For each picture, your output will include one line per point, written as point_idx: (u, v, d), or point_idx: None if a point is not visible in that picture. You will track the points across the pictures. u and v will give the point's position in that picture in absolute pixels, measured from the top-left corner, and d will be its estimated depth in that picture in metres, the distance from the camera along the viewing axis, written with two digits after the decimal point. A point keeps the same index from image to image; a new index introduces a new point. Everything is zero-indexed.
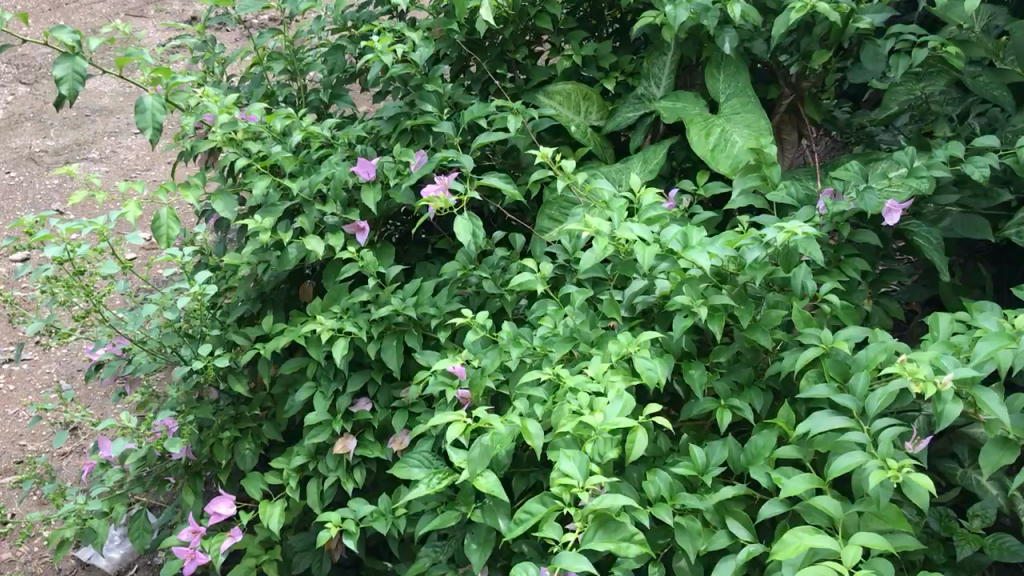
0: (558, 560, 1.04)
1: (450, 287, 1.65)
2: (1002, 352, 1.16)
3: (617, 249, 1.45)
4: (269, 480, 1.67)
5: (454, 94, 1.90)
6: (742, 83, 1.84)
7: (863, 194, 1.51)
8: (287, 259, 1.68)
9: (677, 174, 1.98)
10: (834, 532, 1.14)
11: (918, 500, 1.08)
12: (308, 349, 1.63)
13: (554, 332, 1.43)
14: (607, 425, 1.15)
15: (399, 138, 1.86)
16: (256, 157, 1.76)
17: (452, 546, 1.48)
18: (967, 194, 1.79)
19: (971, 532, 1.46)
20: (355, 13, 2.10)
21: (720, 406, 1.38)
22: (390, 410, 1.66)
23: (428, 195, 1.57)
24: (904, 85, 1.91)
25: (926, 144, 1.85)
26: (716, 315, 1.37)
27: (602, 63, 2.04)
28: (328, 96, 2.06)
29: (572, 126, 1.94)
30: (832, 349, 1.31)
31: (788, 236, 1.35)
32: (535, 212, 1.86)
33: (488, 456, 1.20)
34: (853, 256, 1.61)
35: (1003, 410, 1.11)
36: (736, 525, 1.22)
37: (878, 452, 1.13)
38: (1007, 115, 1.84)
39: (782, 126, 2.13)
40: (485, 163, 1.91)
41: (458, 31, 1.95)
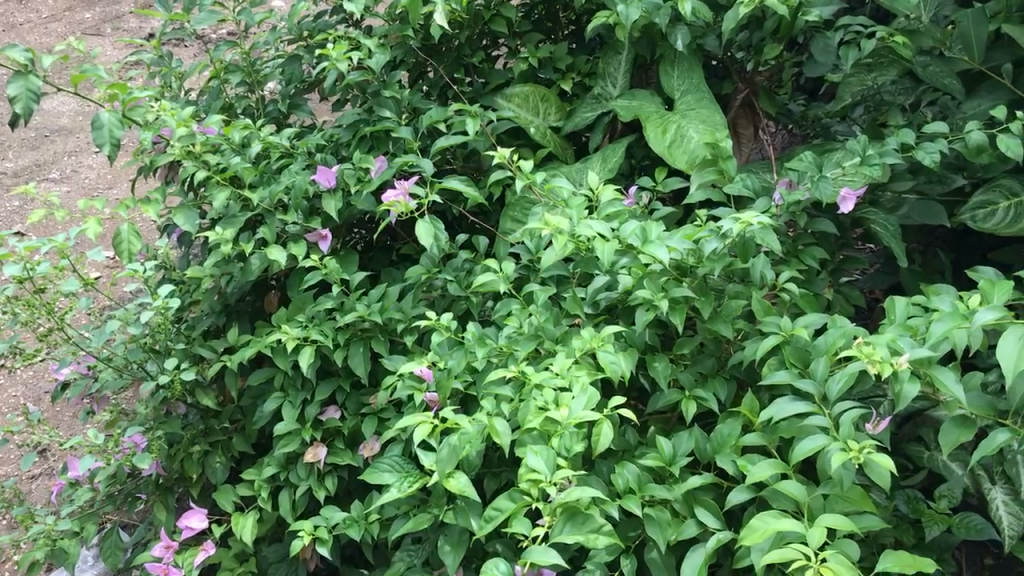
0: (528, 555, 1.06)
1: (415, 290, 1.66)
2: (956, 332, 1.19)
3: (578, 247, 1.46)
4: (241, 492, 1.67)
5: (413, 100, 1.91)
6: (696, 79, 1.87)
7: (817, 182, 1.53)
8: (249, 270, 1.68)
9: (636, 171, 2.00)
10: (801, 516, 1.16)
11: (880, 480, 1.10)
12: (274, 359, 1.63)
13: (518, 331, 1.44)
14: (574, 419, 1.17)
15: (360, 146, 1.86)
16: (215, 169, 1.75)
17: (427, 549, 1.48)
18: (922, 180, 1.84)
19: (939, 512, 1.51)
20: (312, 23, 2.11)
21: (686, 397, 1.39)
22: (360, 417, 1.66)
23: (388, 200, 1.57)
24: (856, 76, 1.95)
25: (879, 133, 1.88)
26: (678, 307, 1.39)
27: (559, 64, 2.06)
28: (287, 106, 2.07)
29: (530, 128, 1.97)
30: (793, 337, 1.32)
31: (744, 227, 1.38)
32: (498, 215, 1.88)
33: (456, 456, 1.21)
34: (812, 246, 1.64)
35: (960, 389, 1.13)
36: (704, 514, 1.23)
37: (840, 435, 1.15)
38: (958, 103, 1.87)
39: (738, 121, 2.14)
40: (446, 168, 1.90)
41: (414, 37, 1.95)
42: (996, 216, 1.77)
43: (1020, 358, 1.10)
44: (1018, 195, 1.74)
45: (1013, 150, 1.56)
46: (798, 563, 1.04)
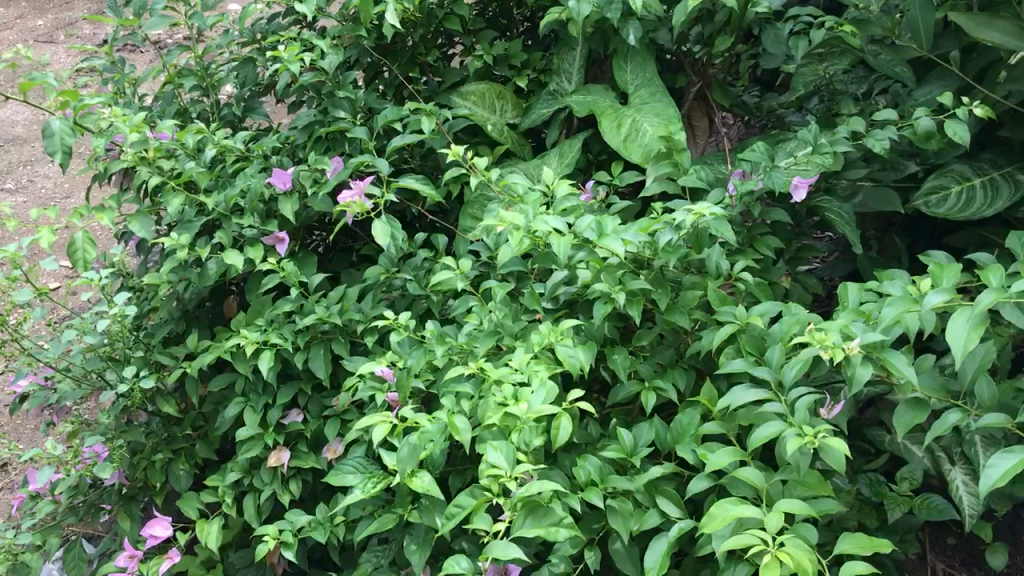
0: (489, 550, 1.06)
1: (375, 291, 1.66)
2: (906, 316, 1.20)
3: (535, 243, 1.46)
4: (205, 499, 1.66)
5: (368, 100, 1.91)
6: (649, 73, 1.88)
7: (769, 172, 1.55)
8: (207, 275, 1.67)
9: (594, 165, 2.01)
10: (760, 502, 1.17)
11: (836, 464, 1.11)
12: (235, 364, 1.62)
13: (478, 328, 1.44)
14: (533, 414, 1.17)
15: (315, 147, 1.85)
16: (169, 174, 1.74)
17: (393, 549, 1.49)
18: (875, 168, 1.86)
19: (901, 495, 1.59)
20: (265, 26, 2.11)
21: (646, 388, 1.40)
22: (322, 419, 1.66)
23: (344, 201, 1.56)
24: (808, 66, 1.98)
25: (831, 122, 1.90)
26: (635, 299, 1.40)
27: (514, 61, 2.07)
28: (243, 110, 2.08)
29: (488, 125, 1.96)
30: (748, 325, 1.34)
31: (697, 218, 1.39)
32: (457, 213, 1.88)
33: (417, 455, 1.21)
34: (766, 235, 1.65)
35: (912, 372, 1.14)
36: (666, 504, 1.24)
37: (796, 420, 1.16)
38: (908, 90, 1.90)
39: (692, 113, 2.16)
40: (403, 167, 1.90)
41: (367, 37, 1.94)
42: (948, 201, 1.80)
43: (970, 339, 1.11)
44: (968, 179, 1.80)
45: (960, 136, 1.58)
46: (756, 549, 1.05)
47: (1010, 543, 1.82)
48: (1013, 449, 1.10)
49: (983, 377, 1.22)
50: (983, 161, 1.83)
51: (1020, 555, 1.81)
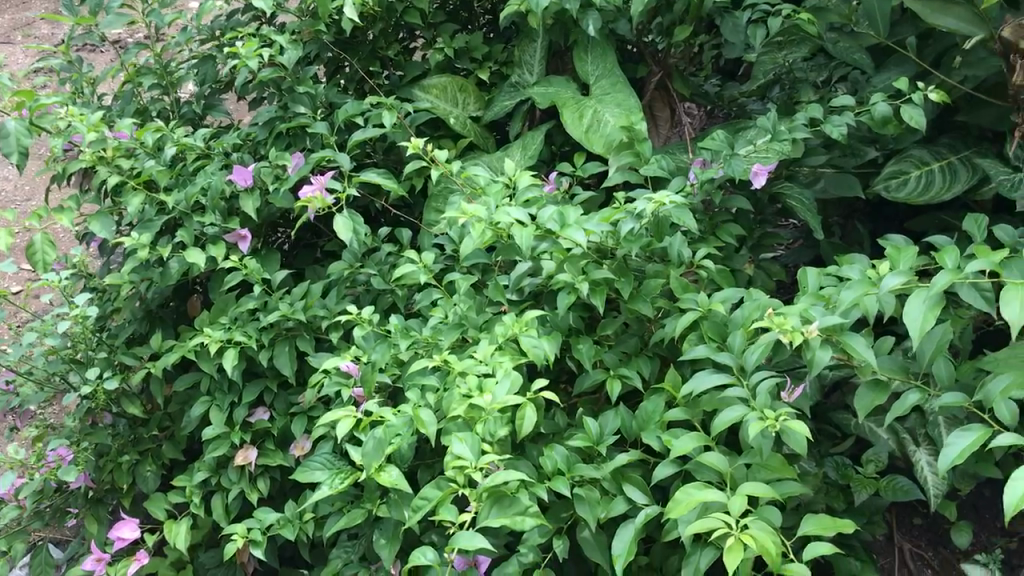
0: (455, 541, 1.07)
1: (339, 286, 1.65)
2: (865, 299, 1.22)
3: (498, 235, 1.46)
4: (173, 500, 1.65)
5: (329, 96, 1.90)
6: (610, 63, 1.89)
7: (730, 160, 1.56)
8: (168, 275, 1.66)
9: (557, 157, 2.01)
10: (724, 486, 1.18)
11: (797, 446, 1.13)
12: (199, 363, 1.61)
13: (443, 321, 1.45)
14: (497, 404, 1.17)
15: (277, 143, 1.85)
16: (128, 173, 1.72)
17: (363, 544, 1.48)
18: (836, 154, 1.89)
19: (868, 477, 1.61)
20: (224, 22, 2.09)
21: (610, 376, 1.41)
22: (289, 417, 1.65)
23: (305, 196, 1.55)
24: (768, 55, 2.00)
25: (791, 109, 1.91)
26: (599, 289, 1.40)
27: (475, 53, 2.06)
28: (203, 107, 2.06)
29: (451, 117, 1.96)
30: (711, 312, 1.35)
31: (658, 207, 1.40)
32: (422, 207, 1.88)
33: (382, 449, 1.21)
34: (728, 223, 1.67)
35: (871, 354, 1.16)
36: (633, 491, 1.24)
37: (758, 404, 1.17)
38: (867, 77, 1.92)
39: (654, 103, 2.17)
40: (366, 161, 1.89)
41: (326, 32, 1.93)
42: (908, 185, 1.81)
43: (926, 321, 1.13)
44: (927, 164, 1.83)
45: (916, 120, 1.60)
46: (719, 532, 1.06)
47: (974, 522, 1.85)
48: (970, 427, 1.12)
49: (941, 357, 1.24)
50: (941, 146, 1.86)
51: (984, 534, 1.83)
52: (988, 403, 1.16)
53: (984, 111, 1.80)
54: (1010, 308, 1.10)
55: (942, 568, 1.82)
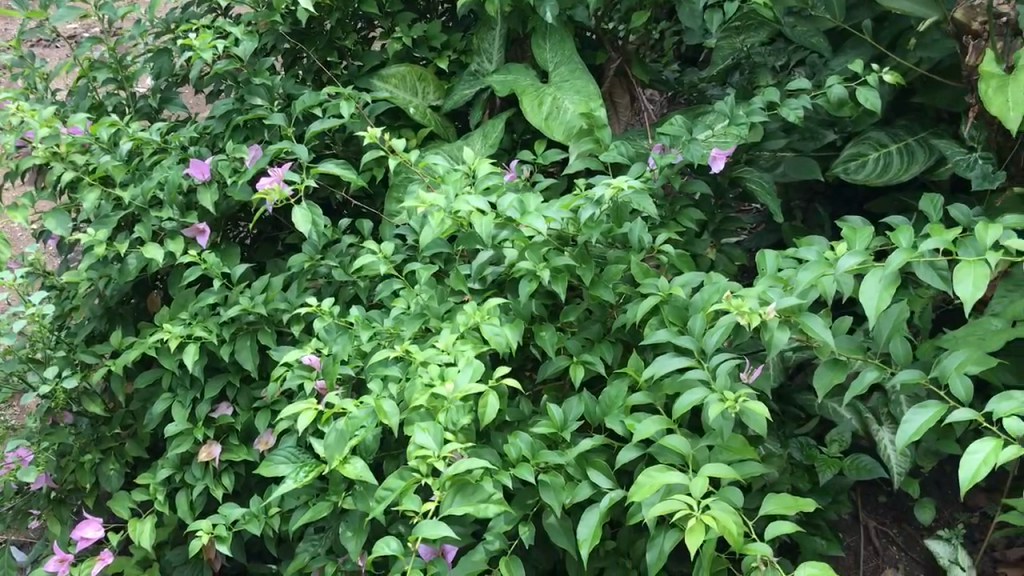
0: (418, 530, 1.07)
1: (300, 279, 1.64)
2: (822, 280, 1.23)
3: (458, 224, 1.46)
4: (136, 498, 1.63)
5: (286, 87, 1.89)
6: (568, 50, 1.89)
7: (688, 145, 1.57)
8: (127, 271, 1.64)
9: (518, 145, 2.01)
10: (687, 468, 1.19)
11: (757, 426, 1.13)
12: (160, 359, 1.59)
13: (405, 311, 1.44)
14: (459, 393, 1.17)
15: (234, 137, 1.83)
16: (84, 169, 1.69)
17: (329, 537, 1.48)
18: (795, 138, 1.90)
19: (832, 457, 1.64)
20: (179, 15, 2.06)
21: (574, 362, 1.41)
22: (253, 411, 1.64)
23: (263, 188, 1.54)
24: (726, 41, 2.02)
25: (749, 93, 1.93)
26: (560, 275, 1.40)
27: (434, 43, 2.05)
28: (159, 101, 2.03)
29: (410, 107, 1.96)
30: (671, 296, 1.35)
31: (617, 192, 1.40)
32: (383, 197, 1.87)
33: (344, 441, 1.21)
34: (688, 208, 1.68)
35: (828, 334, 1.17)
36: (596, 475, 1.25)
37: (718, 386, 1.18)
38: (825, 61, 1.93)
39: (613, 90, 2.17)
40: (326, 153, 1.88)
41: (282, 23, 1.92)
42: (867, 167, 1.83)
43: (882, 300, 1.14)
44: (885, 146, 1.85)
45: (871, 102, 1.61)
46: (681, 513, 1.06)
47: (937, 498, 1.87)
48: (926, 404, 1.13)
49: (898, 336, 1.25)
50: (898, 127, 1.88)
51: (947, 509, 1.85)
52: (944, 378, 1.17)
53: (939, 91, 1.82)
54: (963, 285, 1.12)
55: (907, 545, 1.84)
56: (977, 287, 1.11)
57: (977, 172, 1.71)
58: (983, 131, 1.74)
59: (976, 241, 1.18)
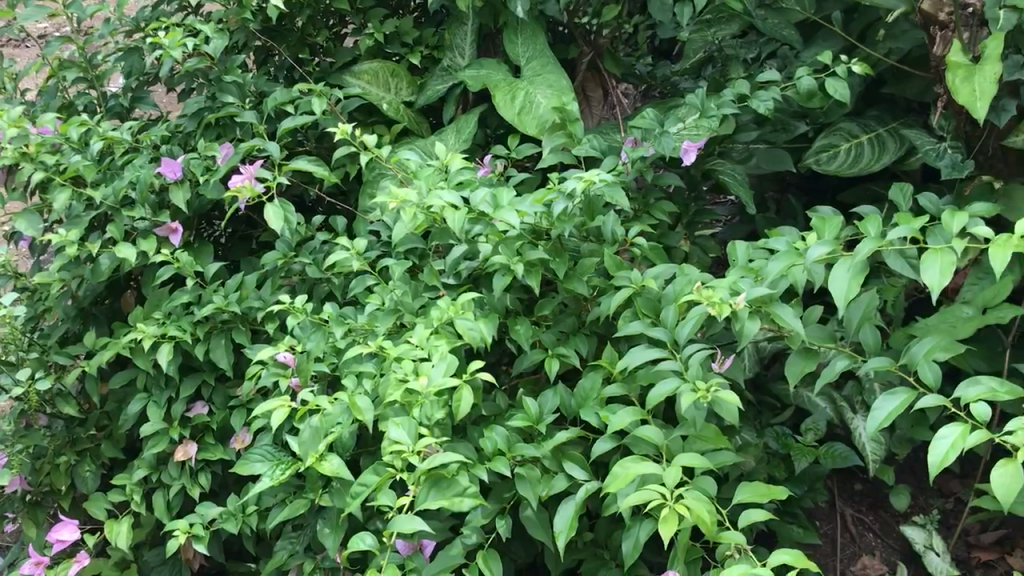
0: (394, 525, 1.07)
1: (273, 277, 1.64)
2: (792, 270, 1.24)
3: (431, 219, 1.46)
4: (113, 499, 1.62)
5: (258, 84, 1.88)
6: (540, 44, 1.90)
7: (660, 137, 1.58)
8: (99, 271, 1.63)
9: (492, 140, 2.01)
10: (661, 459, 1.20)
11: (729, 415, 1.14)
12: (134, 359, 1.58)
13: (379, 307, 1.44)
14: (433, 387, 1.17)
15: (206, 135, 1.82)
16: (54, 169, 1.68)
17: (307, 534, 1.48)
18: (767, 130, 1.92)
19: (807, 446, 1.65)
20: (148, 13, 2.05)
21: (548, 355, 1.42)
22: (228, 410, 1.64)
23: (234, 186, 1.53)
24: (697, 33, 2.01)
25: (721, 85, 1.94)
26: (534, 269, 1.41)
27: (406, 38, 2.05)
28: (130, 100, 2.02)
29: (383, 103, 1.96)
30: (644, 288, 1.36)
31: (589, 186, 1.41)
32: (357, 194, 1.87)
33: (318, 437, 1.22)
34: (661, 200, 1.69)
35: (799, 323, 1.18)
36: (572, 467, 1.25)
37: (690, 376, 1.19)
38: (796, 53, 1.94)
39: (586, 84, 2.17)
40: (299, 150, 1.88)
41: (253, 20, 1.92)
42: (838, 158, 1.85)
43: (850, 289, 1.15)
44: (856, 137, 1.86)
45: (840, 93, 1.62)
46: (655, 503, 1.07)
47: (912, 485, 1.89)
48: (896, 390, 1.14)
49: (868, 324, 1.26)
50: (869, 118, 1.90)
51: (921, 496, 1.88)
52: (913, 365, 1.19)
53: (908, 83, 1.83)
54: (930, 273, 1.13)
55: (882, 532, 1.86)
56: (943, 274, 1.11)
57: (947, 162, 1.72)
58: (953, 120, 1.73)
59: (943, 230, 1.19)
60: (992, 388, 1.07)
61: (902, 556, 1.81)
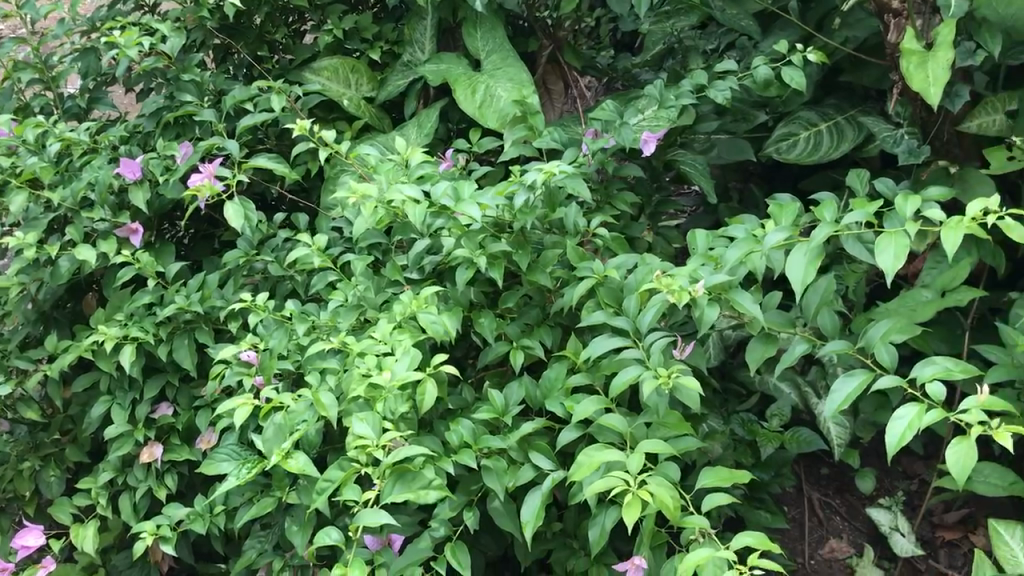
0: (359, 520, 1.07)
1: (235, 276, 1.63)
2: (751, 256, 1.25)
3: (393, 214, 1.46)
4: (78, 503, 1.61)
5: (217, 83, 1.87)
6: (499, 37, 1.91)
7: (620, 128, 1.59)
8: (59, 274, 1.62)
9: (454, 134, 2.01)
10: (626, 446, 1.20)
11: (690, 401, 1.15)
12: (97, 361, 1.57)
13: (342, 303, 1.44)
14: (397, 381, 1.17)
15: (165, 134, 1.81)
16: (10, 172, 1.67)
17: (275, 533, 1.48)
18: (728, 120, 1.93)
19: (772, 431, 1.67)
20: (104, 13, 2.03)
21: (513, 347, 1.43)
22: (194, 410, 1.63)
23: (193, 185, 1.52)
24: (657, 25, 2.06)
25: (681, 76, 1.95)
26: (497, 262, 1.41)
27: (365, 34, 2.05)
28: (87, 101, 2.00)
29: (343, 99, 1.95)
30: (606, 278, 1.37)
31: (549, 177, 1.41)
32: (319, 191, 1.87)
33: (283, 434, 1.22)
34: (622, 191, 1.70)
35: (758, 308, 1.19)
36: (539, 458, 1.26)
37: (652, 364, 1.20)
38: (755, 42, 1.95)
39: (547, 77, 2.19)
40: (259, 148, 1.87)
41: (210, 18, 1.91)
42: (798, 147, 1.87)
43: (807, 274, 1.16)
44: (815, 125, 1.88)
45: (796, 82, 1.64)
46: (619, 490, 1.08)
47: (877, 468, 1.91)
48: (853, 372, 1.16)
49: (826, 309, 1.28)
50: (827, 106, 1.92)
51: (887, 478, 1.90)
52: (871, 348, 1.20)
53: (866, 70, 1.86)
54: (885, 256, 1.14)
55: (849, 515, 1.88)
56: (897, 258, 1.13)
57: (904, 148, 1.75)
58: (909, 106, 1.75)
59: (898, 214, 1.21)
60: (947, 367, 1.09)
61: (868, 538, 1.83)
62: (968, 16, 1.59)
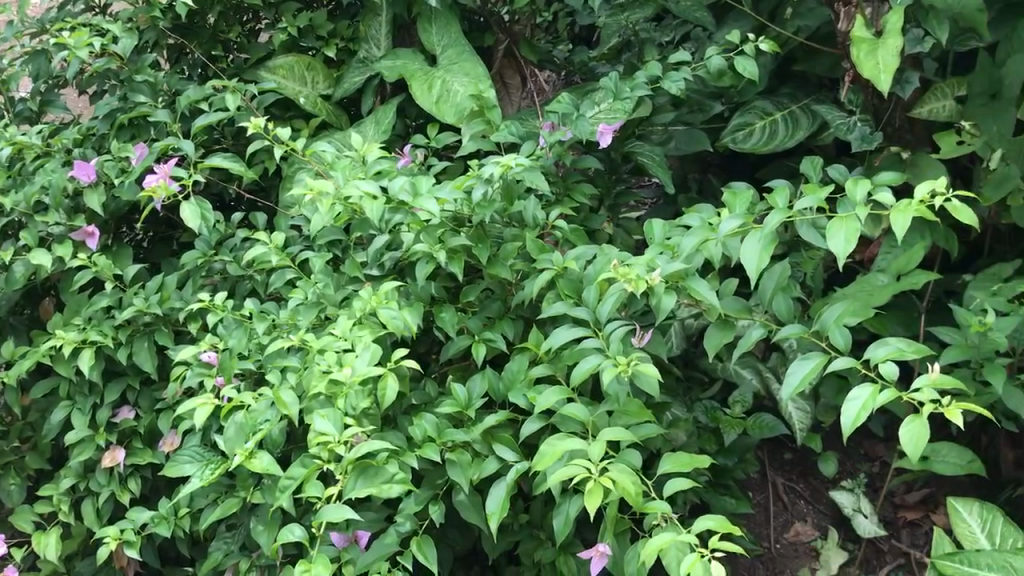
0: (322, 516, 1.07)
1: (194, 277, 1.62)
2: (707, 245, 1.27)
3: (351, 210, 1.46)
4: (38, 510, 1.61)
5: (171, 83, 1.86)
6: (455, 33, 1.91)
7: (576, 121, 1.60)
8: (14, 279, 1.61)
9: (412, 130, 2.01)
10: (588, 435, 1.21)
11: (650, 388, 1.16)
12: (56, 367, 1.56)
13: (302, 301, 1.44)
14: (357, 377, 1.17)
15: (120, 136, 1.79)
16: None
17: (241, 533, 1.47)
18: (684, 111, 1.95)
19: (735, 418, 1.70)
20: (54, 14, 2.01)
21: (475, 341, 1.43)
22: (155, 413, 1.62)
23: (148, 187, 1.51)
24: (613, 18, 2.04)
25: (636, 68, 1.96)
26: (456, 256, 1.41)
27: (320, 31, 2.04)
28: (39, 104, 1.98)
29: (299, 97, 1.95)
30: (565, 269, 1.38)
31: (505, 170, 1.42)
32: (277, 190, 1.87)
33: (245, 434, 1.22)
34: (580, 183, 1.71)
35: (714, 295, 1.21)
36: (502, 449, 1.26)
37: (612, 353, 1.21)
38: (709, 33, 1.97)
39: (504, 71, 2.19)
40: (215, 148, 1.85)
41: (163, 18, 1.91)
42: (753, 136, 1.89)
43: (761, 261, 1.18)
44: (770, 114, 1.91)
45: (749, 70, 1.65)
46: (581, 478, 1.08)
47: (838, 451, 1.93)
48: (809, 354, 1.17)
49: (782, 294, 1.29)
50: (782, 95, 1.94)
51: (848, 461, 1.93)
52: (825, 331, 1.22)
53: (818, 60, 1.88)
54: (837, 240, 1.16)
55: (812, 498, 1.91)
56: (848, 241, 1.15)
57: (857, 134, 1.77)
58: (861, 93, 1.77)
59: (849, 199, 1.23)
60: (899, 347, 1.11)
61: (832, 521, 1.85)
62: (916, 4, 1.60)
